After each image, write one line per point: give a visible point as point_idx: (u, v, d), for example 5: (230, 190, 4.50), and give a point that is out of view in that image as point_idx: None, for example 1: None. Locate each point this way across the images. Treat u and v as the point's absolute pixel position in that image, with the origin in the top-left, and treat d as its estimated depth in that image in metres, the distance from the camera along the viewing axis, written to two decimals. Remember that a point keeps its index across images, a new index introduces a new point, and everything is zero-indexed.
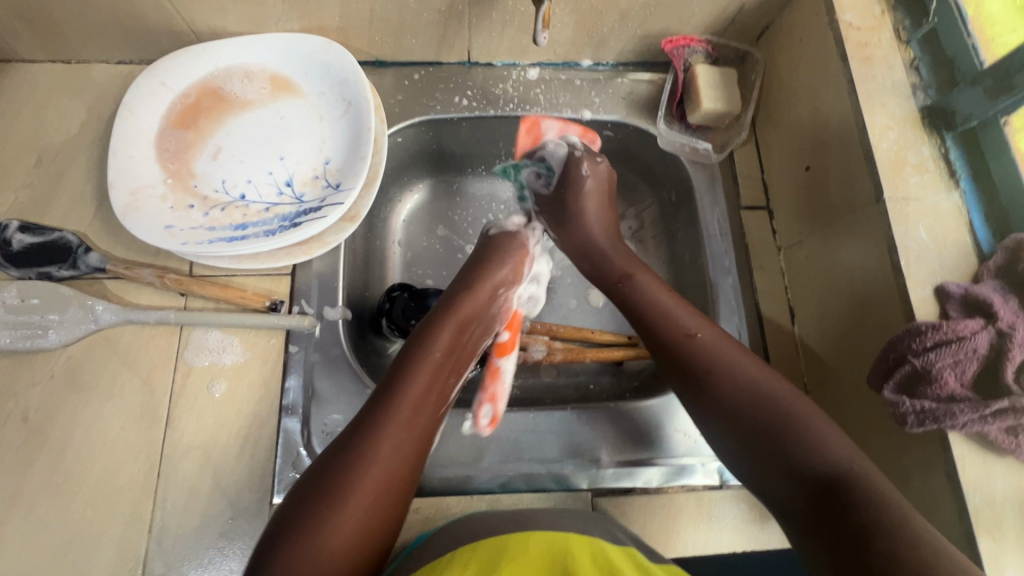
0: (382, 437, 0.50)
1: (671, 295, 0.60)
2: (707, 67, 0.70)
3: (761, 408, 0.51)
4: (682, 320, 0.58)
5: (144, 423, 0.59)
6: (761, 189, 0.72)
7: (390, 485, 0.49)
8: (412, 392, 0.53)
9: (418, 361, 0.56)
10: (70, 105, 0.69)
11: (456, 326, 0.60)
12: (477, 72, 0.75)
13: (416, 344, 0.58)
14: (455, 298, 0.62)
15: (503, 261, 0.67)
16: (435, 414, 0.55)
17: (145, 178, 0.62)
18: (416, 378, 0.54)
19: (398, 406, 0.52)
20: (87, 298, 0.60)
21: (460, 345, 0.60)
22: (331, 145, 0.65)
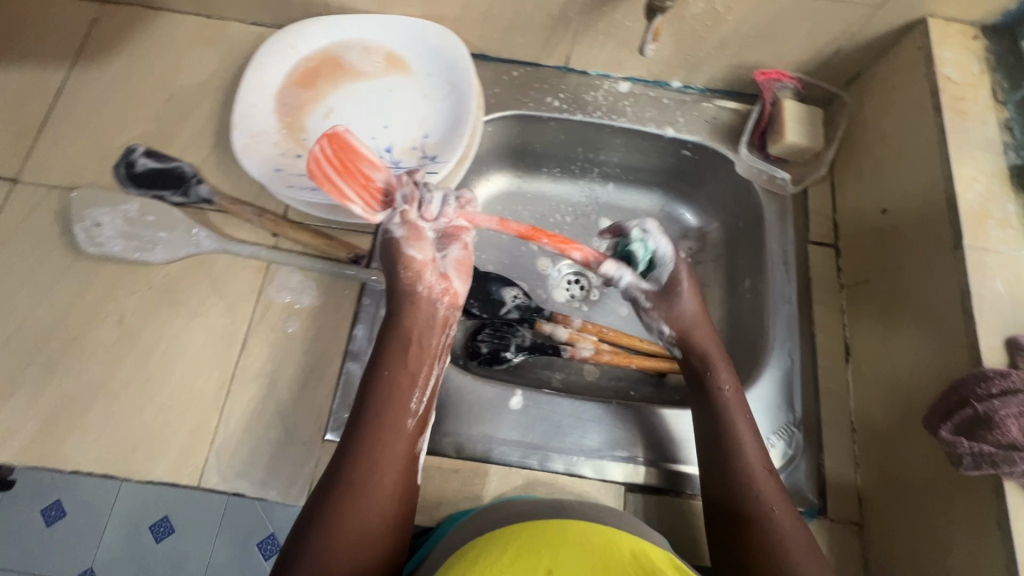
0: (363, 476, 0.53)
1: (745, 415, 0.61)
2: (795, 103, 0.73)
3: (774, 531, 0.54)
4: (748, 447, 0.58)
5: (223, 344, 0.64)
6: (831, 226, 0.74)
7: (378, 517, 0.52)
8: (367, 426, 0.55)
9: (375, 394, 0.57)
10: (204, 55, 0.77)
11: (405, 343, 0.60)
12: (572, 79, 0.79)
13: (374, 375, 0.58)
14: (398, 320, 0.61)
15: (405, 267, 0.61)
16: (414, 436, 0.57)
17: (263, 125, 0.68)
18: (383, 414, 0.56)
19: (358, 440, 0.55)
20: (193, 226, 0.66)
21: (415, 361, 0.60)
22: (432, 122, 0.70)
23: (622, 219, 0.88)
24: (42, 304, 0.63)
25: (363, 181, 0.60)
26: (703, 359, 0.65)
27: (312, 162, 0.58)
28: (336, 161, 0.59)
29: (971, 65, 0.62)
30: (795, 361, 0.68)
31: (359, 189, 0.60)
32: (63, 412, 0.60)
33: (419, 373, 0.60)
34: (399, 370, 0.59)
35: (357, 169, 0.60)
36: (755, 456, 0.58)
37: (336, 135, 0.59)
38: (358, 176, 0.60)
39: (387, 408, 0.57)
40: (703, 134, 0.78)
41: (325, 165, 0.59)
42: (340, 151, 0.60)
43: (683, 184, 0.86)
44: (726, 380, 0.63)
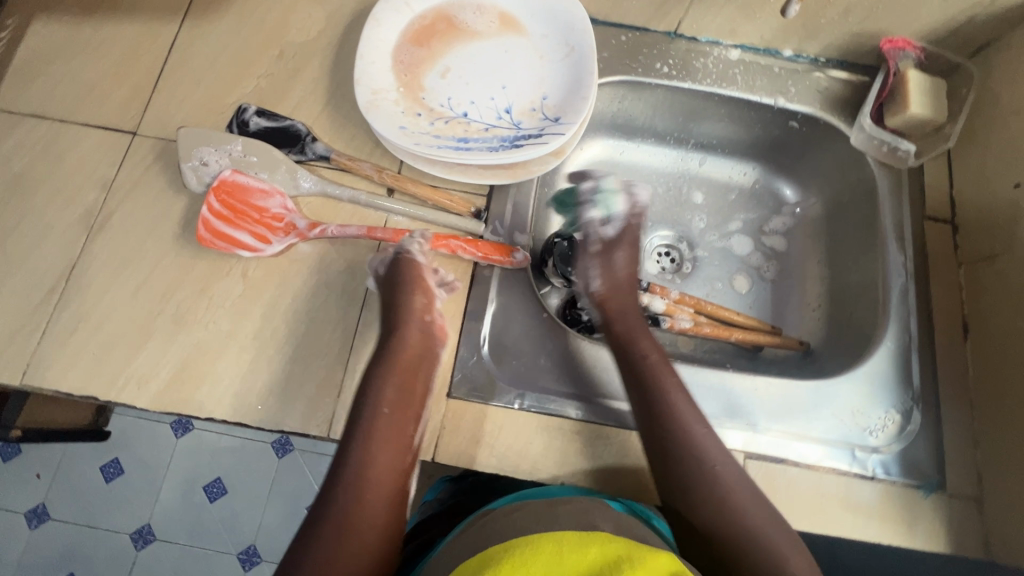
0: (350, 513, 0.52)
1: (677, 385, 0.60)
2: (919, 74, 0.71)
3: (717, 497, 0.55)
4: (678, 405, 0.59)
5: (344, 300, 0.64)
6: (948, 202, 0.72)
7: (360, 549, 0.51)
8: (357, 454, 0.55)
9: (367, 427, 0.56)
10: (313, 12, 0.76)
11: (398, 373, 0.59)
12: (680, 45, 0.78)
13: (365, 413, 0.57)
14: (388, 345, 0.60)
15: (412, 289, 0.62)
16: (401, 467, 0.57)
17: (383, 83, 0.67)
18: (370, 448, 0.56)
19: (346, 467, 0.54)
20: (296, 168, 0.67)
21: (410, 393, 0.59)
22: (549, 84, 0.68)
23: (715, 193, 0.88)
24: (168, 256, 0.64)
25: (258, 217, 0.64)
26: (623, 336, 0.66)
27: (200, 221, 0.63)
28: (226, 210, 0.64)
29: None
30: (912, 337, 0.67)
31: (255, 227, 0.64)
32: (193, 362, 0.61)
33: (410, 403, 0.59)
34: (398, 404, 0.58)
35: (247, 208, 0.64)
36: (688, 415, 0.58)
37: (224, 179, 0.64)
38: (253, 213, 0.65)
39: (372, 443, 0.56)
40: (815, 106, 0.77)
41: (211, 206, 0.64)
42: (229, 200, 0.64)
43: (783, 157, 0.84)
44: (646, 350, 0.64)
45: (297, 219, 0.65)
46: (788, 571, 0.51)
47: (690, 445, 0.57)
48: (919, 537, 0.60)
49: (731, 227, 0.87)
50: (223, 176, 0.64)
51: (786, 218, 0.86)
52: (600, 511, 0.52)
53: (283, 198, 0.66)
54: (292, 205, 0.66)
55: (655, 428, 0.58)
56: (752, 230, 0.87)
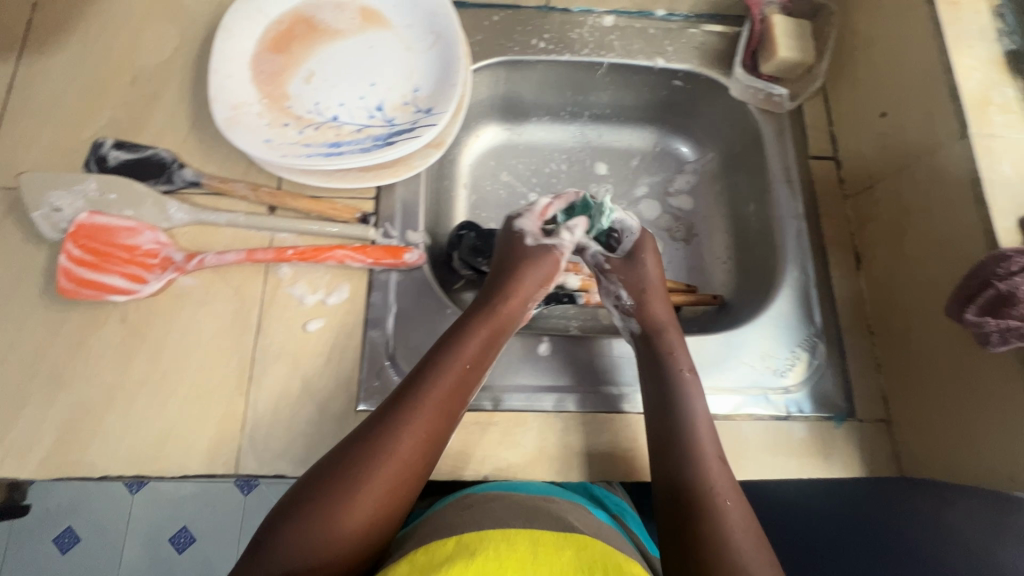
0: (391, 446, 0.51)
1: (694, 381, 0.61)
2: (784, 18, 0.72)
3: (700, 483, 0.54)
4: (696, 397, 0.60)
5: (237, 329, 0.61)
6: (829, 139, 0.74)
7: (395, 485, 0.50)
8: (435, 388, 0.55)
9: (441, 372, 0.56)
10: (163, 29, 0.72)
11: (478, 333, 0.59)
12: (554, 17, 0.77)
13: (437, 356, 0.57)
14: (479, 309, 0.62)
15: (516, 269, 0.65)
16: (453, 417, 0.55)
17: (243, 96, 0.64)
18: (435, 387, 0.55)
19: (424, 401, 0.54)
20: (163, 198, 0.63)
21: (483, 361, 0.59)
22: (420, 75, 0.66)
23: (617, 161, 0.88)
24: (35, 313, 0.60)
25: (128, 257, 0.60)
26: (652, 325, 0.65)
27: (61, 271, 0.58)
28: (90, 255, 0.60)
29: None
30: (809, 276, 0.69)
31: (127, 267, 0.60)
32: (79, 420, 0.57)
33: (478, 362, 0.58)
34: (471, 363, 0.58)
35: (115, 249, 0.60)
36: (696, 411, 0.59)
37: (83, 221, 0.60)
38: (122, 253, 0.60)
39: (437, 386, 0.55)
40: (694, 62, 0.77)
41: (71, 253, 0.59)
42: (90, 244, 0.60)
43: (676, 116, 0.85)
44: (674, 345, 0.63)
45: (172, 252, 0.62)
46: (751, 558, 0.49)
47: (692, 429, 0.57)
48: (836, 466, 0.61)
49: (638, 192, 0.87)
50: (79, 220, 0.60)
51: (689, 176, 0.87)
52: (578, 515, 0.54)
53: (154, 232, 0.62)
54: (164, 239, 0.62)
55: (681, 398, 0.60)
56: (658, 193, 0.87)
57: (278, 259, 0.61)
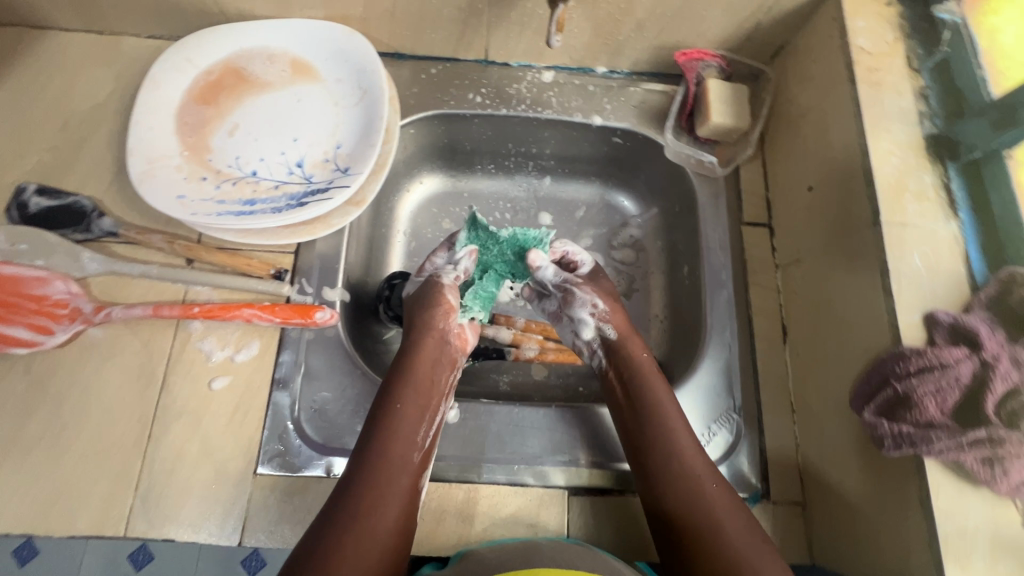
0: (362, 514, 0.50)
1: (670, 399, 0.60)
2: (719, 82, 0.71)
3: (702, 517, 0.53)
4: (695, 453, 0.57)
5: (141, 384, 0.61)
6: (764, 205, 0.72)
7: (379, 538, 0.50)
8: (388, 438, 0.55)
9: (389, 420, 0.56)
10: (99, 74, 0.72)
11: (416, 381, 0.59)
12: (493, 71, 0.76)
13: (382, 413, 0.56)
14: (409, 350, 0.61)
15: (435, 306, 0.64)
16: (418, 469, 0.55)
17: (163, 148, 0.64)
18: (392, 446, 0.54)
19: (382, 451, 0.54)
20: (76, 248, 0.63)
21: (427, 396, 0.59)
22: (343, 131, 0.66)
23: (562, 212, 0.87)
24: None
25: (35, 307, 0.60)
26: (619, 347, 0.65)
27: None
28: None
29: (884, 33, 0.60)
30: (732, 348, 0.67)
31: (33, 318, 0.60)
32: None
33: (428, 407, 0.59)
34: (414, 401, 0.58)
35: (23, 298, 0.60)
36: (693, 458, 0.56)
37: None
38: (30, 302, 0.60)
39: (394, 443, 0.54)
40: (632, 120, 0.76)
41: None
42: None
43: (620, 170, 0.84)
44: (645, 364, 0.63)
45: (82, 303, 0.61)
46: None
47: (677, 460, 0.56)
48: None
49: (582, 245, 0.86)
50: None
51: (634, 230, 0.85)
52: (574, 555, 0.52)
53: (65, 282, 0.61)
54: (76, 288, 0.62)
55: (671, 458, 0.56)
56: (601, 246, 0.85)
57: (184, 315, 0.61)
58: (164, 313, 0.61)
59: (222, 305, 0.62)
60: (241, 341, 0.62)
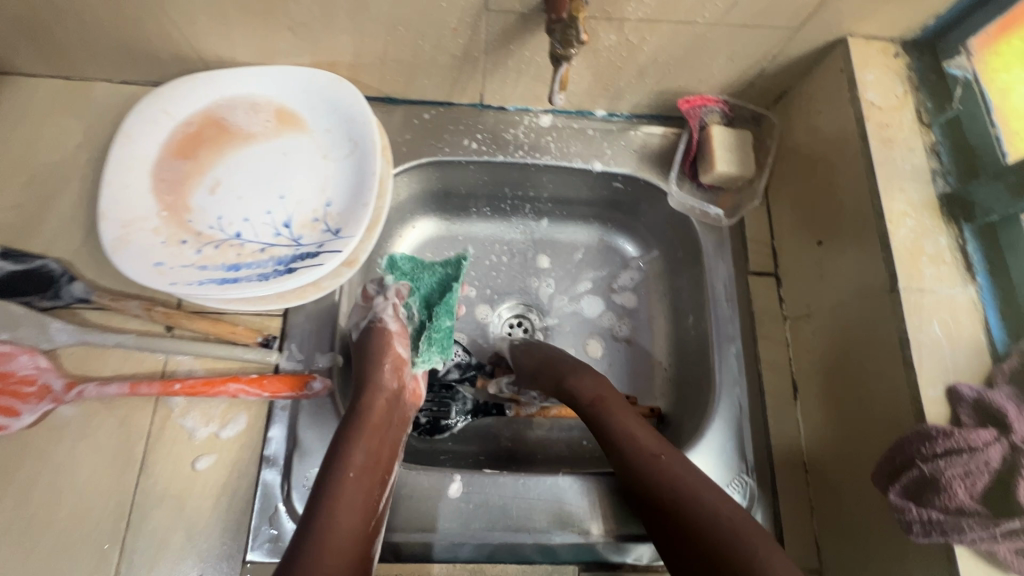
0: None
1: (636, 421, 0.59)
2: (723, 129, 0.69)
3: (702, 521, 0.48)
4: (693, 485, 0.51)
5: (117, 467, 0.56)
6: (770, 254, 0.70)
7: None
8: (337, 501, 0.47)
9: (333, 484, 0.48)
10: (68, 124, 0.67)
11: (365, 441, 0.52)
12: (489, 116, 0.73)
13: (325, 478, 0.48)
14: (358, 406, 0.55)
15: (382, 357, 0.59)
16: (367, 538, 0.47)
17: (138, 209, 0.59)
18: (338, 510, 0.46)
19: (330, 516, 0.45)
20: (44, 318, 0.58)
21: (377, 456, 0.52)
22: (333, 188, 0.62)
23: (560, 255, 0.84)
24: None
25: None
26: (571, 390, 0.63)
27: None
28: None
29: (894, 87, 0.59)
30: (744, 407, 0.64)
31: None
32: None
33: (377, 470, 0.51)
34: (364, 460, 0.51)
35: None
36: (677, 467, 0.53)
37: None
38: None
39: (341, 505, 0.46)
40: (633, 165, 0.74)
41: None
42: None
43: (619, 214, 0.82)
44: (594, 392, 0.62)
45: (51, 379, 0.57)
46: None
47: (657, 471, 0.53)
48: None
49: (580, 289, 0.83)
50: None
51: (634, 273, 0.83)
52: None
53: (31, 356, 0.57)
54: (45, 363, 0.57)
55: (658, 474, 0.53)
56: (602, 290, 0.82)
57: (164, 393, 0.57)
58: (142, 391, 0.57)
59: (201, 382, 0.57)
60: (226, 416, 0.58)
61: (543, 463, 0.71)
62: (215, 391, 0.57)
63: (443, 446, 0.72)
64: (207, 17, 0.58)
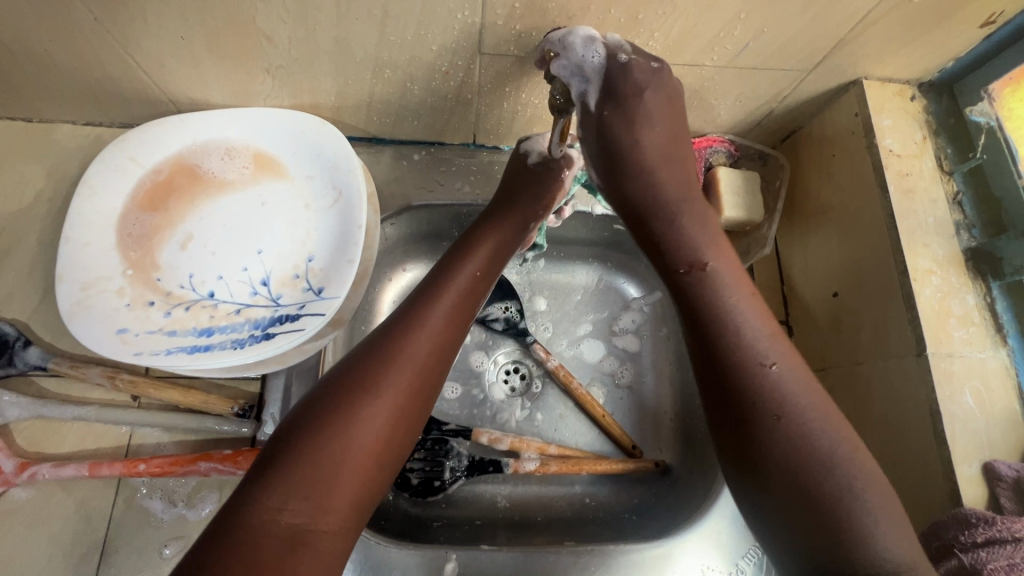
0: (378, 377, 0.43)
1: (740, 296, 0.46)
2: (730, 171, 0.64)
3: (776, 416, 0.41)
4: (795, 396, 0.42)
5: (75, 556, 0.51)
6: (780, 301, 0.66)
7: (392, 416, 0.42)
8: (433, 313, 0.48)
9: (432, 297, 0.49)
10: (27, 170, 0.62)
11: (472, 262, 0.54)
12: (482, 155, 0.69)
13: (432, 286, 0.50)
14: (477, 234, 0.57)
15: (516, 200, 0.60)
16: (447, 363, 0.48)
17: (101, 269, 0.55)
18: (428, 322, 0.47)
19: (424, 321, 0.47)
20: None
21: (480, 282, 0.54)
22: (316, 240, 0.58)
23: (558, 296, 0.78)
24: None
25: None
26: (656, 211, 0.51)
27: None
28: None
29: (912, 133, 0.56)
30: None
31: None
32: None
33: (472, 301, 0.52)
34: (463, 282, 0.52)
35: None
36: (771, 355, 0.43)
37: None
38: None
39: (435, 316, 0.48)
40: None
41: None
42: None
43: (614, 256, 0.79)
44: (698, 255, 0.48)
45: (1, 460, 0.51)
46: (870, 540, 0.38)
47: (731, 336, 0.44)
48: None
49: (580, 331, 0.77)
50: None
51: (636, 314, 0.78)
52: None
53: None
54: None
55: (722, 325, 0.44)
56: (603, 332, 0.77)
57: (128, 474, 0.52)
58: (104, 470, 0.51)
59: (172, 459, 0.52)
60: (200, 494, 0.53)
61: (544, 527, 0.67)
62: (188, 470, 0.52)
63: (437, 509, 0.67)
64: (176, 61, 0.53)
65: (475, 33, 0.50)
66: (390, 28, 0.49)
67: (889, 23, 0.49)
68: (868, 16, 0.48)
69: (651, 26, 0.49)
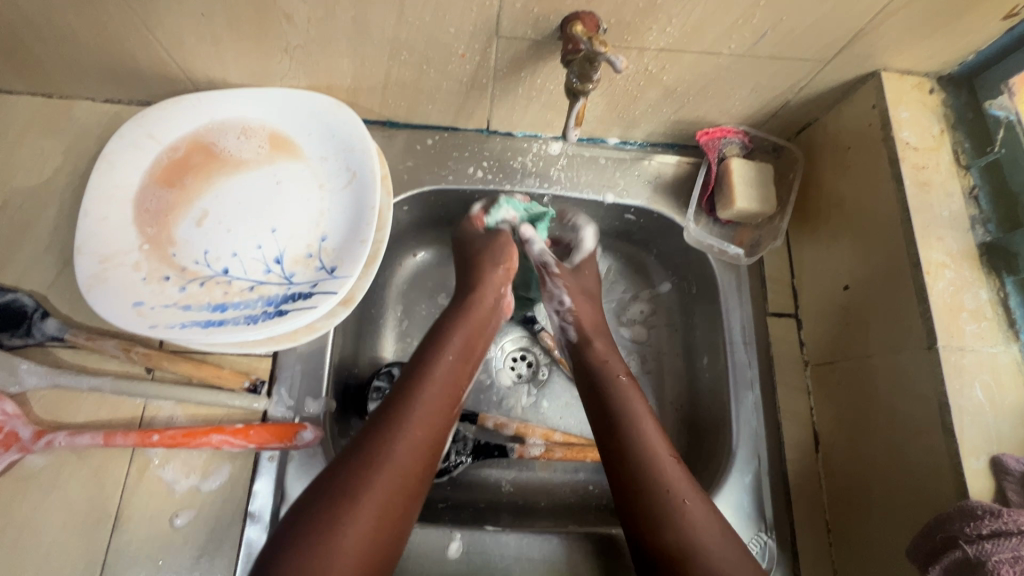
0: (372, 459, 0.45)
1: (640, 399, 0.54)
2: (742, 162, 0.65)
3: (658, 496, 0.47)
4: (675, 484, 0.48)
5: (89, 523, 0.52)
6: (791, 294, 0.66)
7: (389, 494, 0.44)
8: (423, 395, 0.50)
9: (418, 377, 0.51)
10: (47, 145, 0.63)
11: (458, 336, 0.55)
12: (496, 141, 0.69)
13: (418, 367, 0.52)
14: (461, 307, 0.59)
15: (496, 264, 0.63)
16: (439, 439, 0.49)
17: (118, 243, 0.56)
18: (417, 401, 0.49)
19: (412, 402, 0.49)
20: (13, 358, 0.54)
21: (469, 352, 0.56)
22: (329, 221, 0.58)
23: None
24: None
25: None
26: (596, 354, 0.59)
27: None
28: None
29: (929, 126, 0.56)
30: (762, 458, 0.59)
31: None
32: None
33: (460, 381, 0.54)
34: (449, 361, 0.53)
35: None
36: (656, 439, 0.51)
37: None
38: None
39: (421, 395, 0.50)
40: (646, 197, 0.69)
41: None
42: None
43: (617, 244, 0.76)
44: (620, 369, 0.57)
45: (19, 426, 0.52)
46: None
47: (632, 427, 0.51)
48: None
49: None
50: None
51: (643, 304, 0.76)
52: None
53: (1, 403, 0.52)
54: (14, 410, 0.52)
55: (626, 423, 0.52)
56: None
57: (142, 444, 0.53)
58: (118, 440, 0.52)
59: (184, 431, 0.53)
60: (210, 466, 0.54)
61: (547, 513, 0.67)
62: (200, 441, 0.53)
63: (442, 492, 0.67)
64: (196, 38, 0.54)
65: (492, 16, 0.50)
66: (409, 9, 0.49)
67: (909, 14, 0.49)
68: (888, 7, 0.48)
69: (669, 12, 0.49)
